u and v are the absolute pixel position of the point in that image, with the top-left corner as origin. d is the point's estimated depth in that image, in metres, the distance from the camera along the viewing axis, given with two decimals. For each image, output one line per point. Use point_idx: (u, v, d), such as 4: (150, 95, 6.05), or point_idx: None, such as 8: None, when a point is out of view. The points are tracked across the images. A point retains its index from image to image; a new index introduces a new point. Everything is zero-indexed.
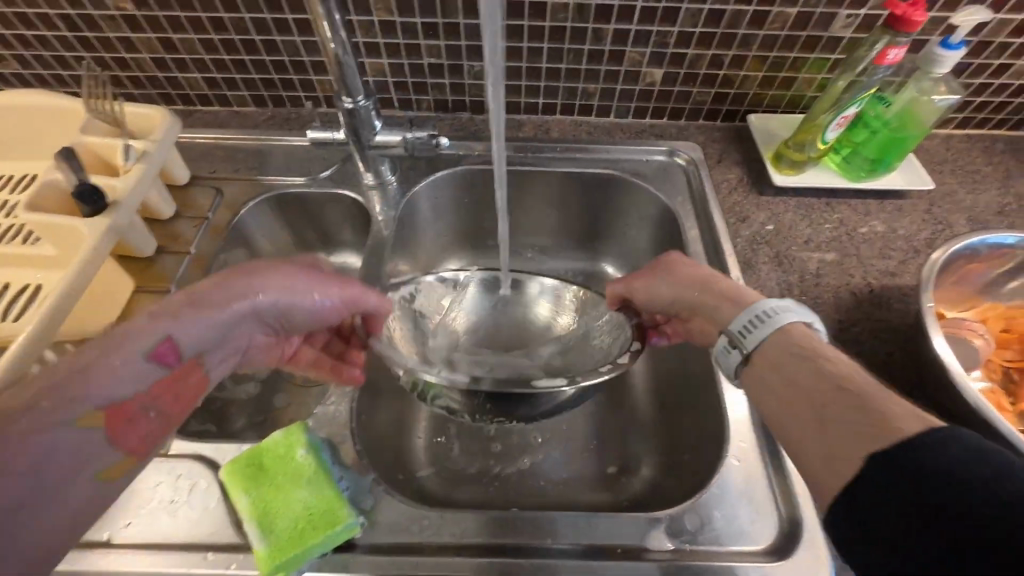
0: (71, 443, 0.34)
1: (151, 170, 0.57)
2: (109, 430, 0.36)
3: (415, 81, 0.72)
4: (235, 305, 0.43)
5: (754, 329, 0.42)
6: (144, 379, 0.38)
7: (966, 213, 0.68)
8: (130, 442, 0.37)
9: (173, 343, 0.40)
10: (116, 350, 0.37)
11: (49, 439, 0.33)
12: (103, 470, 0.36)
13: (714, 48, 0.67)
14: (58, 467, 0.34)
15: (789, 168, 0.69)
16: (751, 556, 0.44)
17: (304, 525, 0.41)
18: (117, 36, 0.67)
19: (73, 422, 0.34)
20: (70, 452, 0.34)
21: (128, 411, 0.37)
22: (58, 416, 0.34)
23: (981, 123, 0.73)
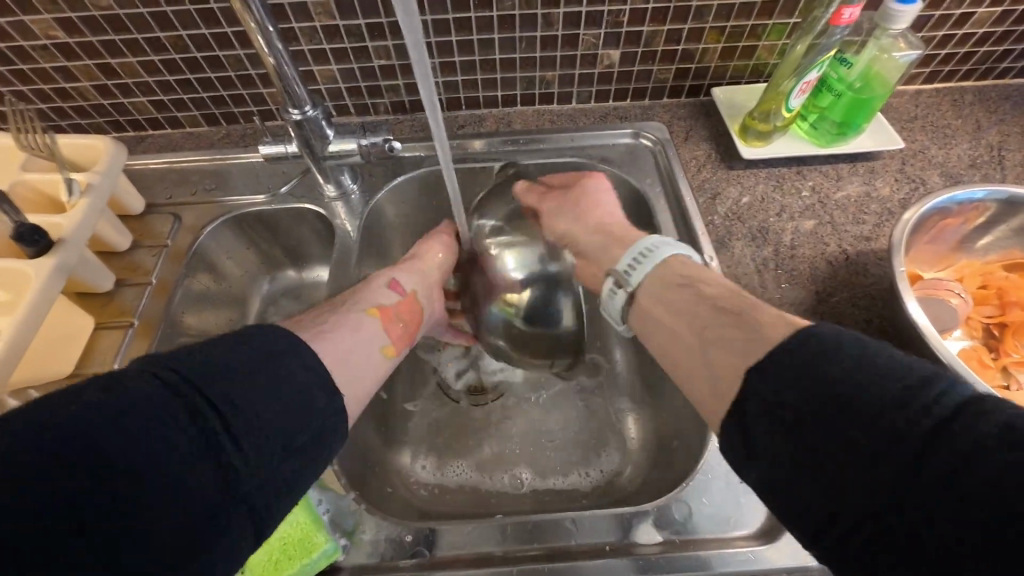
0: (366, 328, 0.47)
1: (99, 203, 0.55)
2: (382, 321, 0.49)
3: (368, 84, 0.70)
4: (412, 262, 0.58)
5: (638, 265, 0.48)
6: (376, 326, 0.48)
7: (938, 168, 0.67)
8: (391, 334, 0.50)
9: (395, 280, 0.54)
10: (344, 305, 0.49)
11: (354, 320, 0.47)
12: (386, 347, 0.48)
13: (669, 23, 0.65)
14: (360, 342, 0.46)
15: (756, 140, 0.68)
16: (742, 540, 0.43)
17: (282, 553, 0.39)
18: (53, 66, 0.64)
19: (363, 312, 0.48)
20: (369, 333, 0.47)
21: (389, 311, 0.51)
22: (354, 309, 0.48)
23: (947, 75, 0.72)
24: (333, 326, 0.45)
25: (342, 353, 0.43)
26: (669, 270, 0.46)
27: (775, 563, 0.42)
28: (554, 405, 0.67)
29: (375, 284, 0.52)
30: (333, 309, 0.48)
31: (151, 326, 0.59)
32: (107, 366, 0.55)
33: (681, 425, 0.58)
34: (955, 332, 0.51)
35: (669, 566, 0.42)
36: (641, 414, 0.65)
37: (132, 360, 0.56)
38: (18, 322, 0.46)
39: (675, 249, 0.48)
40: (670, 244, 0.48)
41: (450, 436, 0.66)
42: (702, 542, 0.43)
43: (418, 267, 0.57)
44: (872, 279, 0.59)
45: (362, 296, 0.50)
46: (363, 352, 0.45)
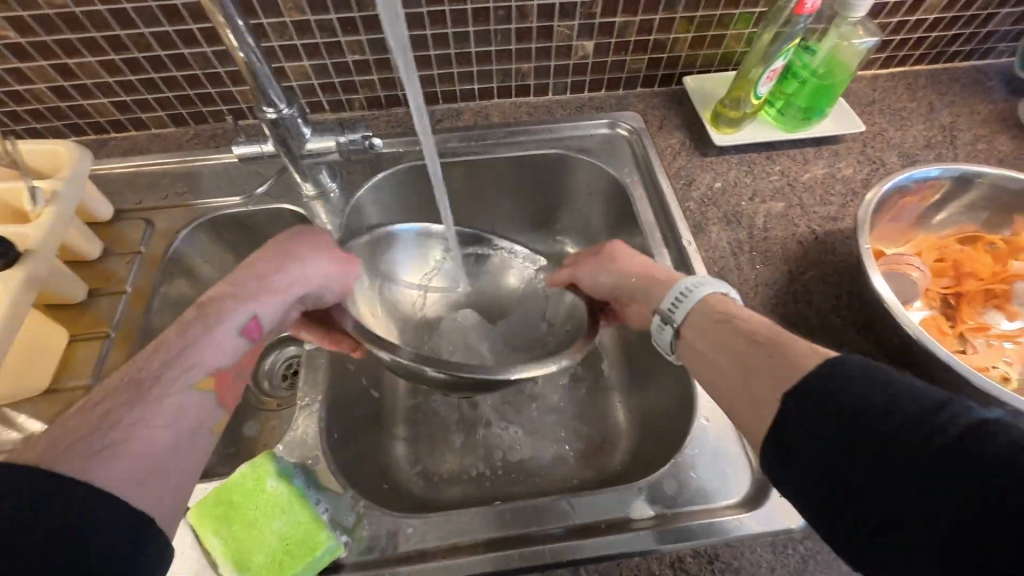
0: (195, 409, 0.37)
1: (66, 211, 0.53)
2: (217, 394, 0.39)
3: (342, 81, 0.69)
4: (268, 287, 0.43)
5: (679, 305, 0.45)
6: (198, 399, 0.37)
7: (897, 149, 0.71)
8: (228, 405, 0.40)
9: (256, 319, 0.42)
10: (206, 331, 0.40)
11: (175, 401, 0.36)
12: (201, 388, 0.38)
13: (640, 14, 0.66)
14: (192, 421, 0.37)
15: (727, 127, 0.70)
16: (730, 509, 0.46)
17: (284, 553, 0.39)
18: (4, 68, 0.61)
19: (189, 387, 0.37)
20: (194, 416, 0.37)
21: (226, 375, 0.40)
22: (176, 382, 0.37)
23: (901, 60, 0.76)
24: (150, 400, 0.35)
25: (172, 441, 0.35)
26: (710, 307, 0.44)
27: (762, 528, 0.44)
28: (544, 393, 0.69)
29: (204, 335, 0.39)
30: (153, 377, 0.36)
31: (129, 335, 0.57)
32: (85, 379, 0.54)
33: (665, 406, 0.60)
34: (915, 303, 0.54)
35: (664, 538, 0.44)
36: (628, 396, 0.67)
37: (111, 372, 0.54)
38: None
39: (714, 288, 0.45)
40: (710, 283, 0.46)
41: (443, 429, 0.66)
42: (695, 514, 0.45)
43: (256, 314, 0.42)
44: (839, 257, 0.62)
45: (199, 344, 0.39)
46: (185, 440, 0.36)
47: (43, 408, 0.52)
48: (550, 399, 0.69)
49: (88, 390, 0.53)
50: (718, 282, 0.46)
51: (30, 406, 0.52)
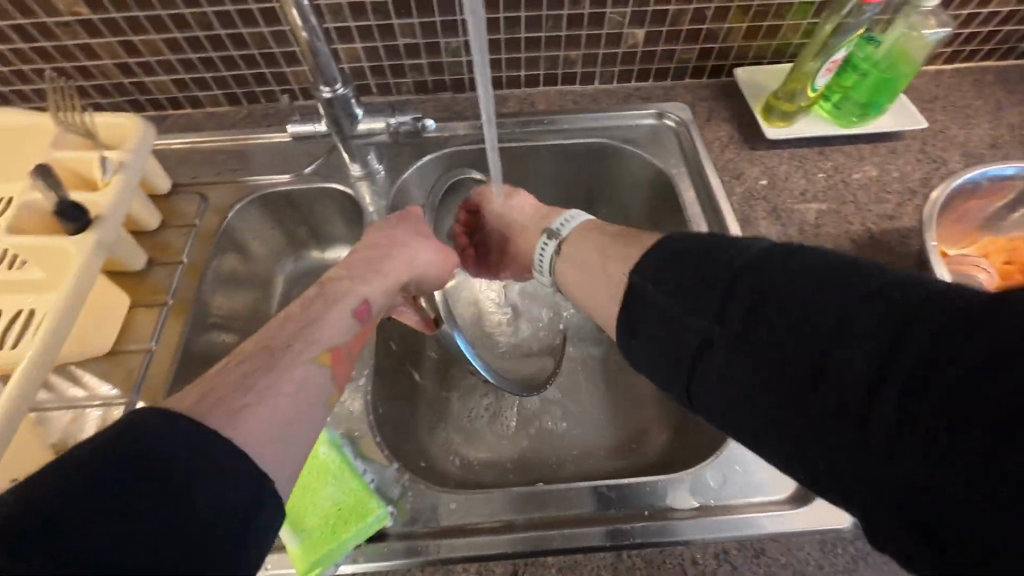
0: (316, 380, 0.38)
1: (132, 180, 0.55)
2: (334, 369, 0.41)
3: (392, 64, 0.70)
4: (374, 268, 0.49)
5: (548, 244, 0.56)
6: (351, 325, 0.44)
7: (960, 148, 0.68)
8: (340, 382, 0.41)
9: (365, 303, 0.46)
10: (328, 303, 0.44)
11: (299, 373, 0.38)
12: (331, 398, 0.39)
13: (695, 2, 0.65)
14: (310, 392, 0.38)
15: (779, 120, 0.68)
16: (777, 505, 0.45)
17: (334, 519, 0.40)
18: (76, 44, 0.64)
19: (311, 360, 0.39)
20: (318, 387, 0.38)
21: (341, 352, 0.42)
22: (301, 356, 0.39)
23: (968, 55, 0.72)
24: (246, 424, 0.32)
25: (289, 389, 0.36)
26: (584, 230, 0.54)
27: (810, 525, 0.43)
28: (579, 382, 0.69)
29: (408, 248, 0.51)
30: (282, 346, 0.39)
31: (186, 304, 0.59)
32: (145, 343, 0.56)
33: None
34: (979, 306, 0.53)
35: (707, 529, 0.44)
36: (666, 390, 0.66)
37: (169, 338, 0.57)
38: (65, 297, 0.47)
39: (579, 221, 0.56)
40: (579, 215, 0.57)
41: (478, 412, 0.67)
42: (740, 508, 0.45)
43: (409, 257, 0.51)
44: (896, 257, 0.60)
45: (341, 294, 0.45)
46: (307, 413, 0.36)
47: (107, 368, 0.54)
48: (586, 388, 0.69)
49: (147, 354, 0.55)
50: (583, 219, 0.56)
51: (95, 366, 0.54)
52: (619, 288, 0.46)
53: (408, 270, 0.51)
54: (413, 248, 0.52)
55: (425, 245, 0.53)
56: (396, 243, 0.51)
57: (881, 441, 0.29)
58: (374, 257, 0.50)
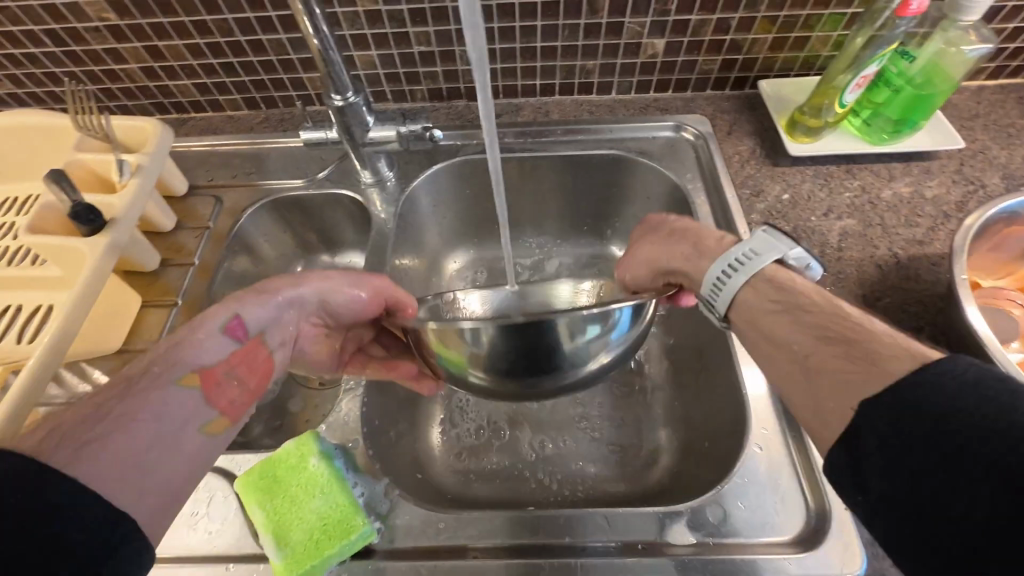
0: (184, 406, 0.37)
1: (148, 183, 0.57)
2: (204, 390, 0.39)
3: (406, 72, 0.69)
4: (264, 294, 0.45)
5: (720, 289, 0.42)
6: (227, 345, 0.41)
7: (1001, 170, 0.64)
8: (220, 405, 0.40)
9: (240, 319, 0.43)
10: (196, 324, 0.41)
11: (159, 398, 0.37)
12: (208, 425, 0.38)
13: (718, 12, 0.62)
14: (173, 418, 0.37)
15: (803, 136, 0.65)
16: (779, 547, 0.42)
17: (319, 533, 0.39)
18: (104, 49, 0.66)
19: (175, 381, 0.38)
20: (184, 409, 0.37)
21: (215, 374, 0.40)
22: (164, 379, 0.38)
23: (1015, 71, 0.68)
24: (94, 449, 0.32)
25: (142, 426, 0.35)
26: (774, 277, 0.41)
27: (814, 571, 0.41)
28: (583, 400, 0.67)
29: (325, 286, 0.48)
30: (137, 374, 0.37)
31: (195, 305, 0.60)
32: (153, 342, 0.57)
33: (714, 426, 0.57)
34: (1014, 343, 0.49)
35: (703, 567, 0.42)
36: (672, 412, 0.64)
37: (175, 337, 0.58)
38: (76, 297, 0.48)
39: (766, 257, 0.42)
40: (768, 248, 0.42)
41: (478, 425, 0.66)
42: (739, 547, 0.43)
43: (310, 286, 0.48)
44: (924, 286, 0.57)
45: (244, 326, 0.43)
46: (169, 435, 0.36)
47: (116, 366, 0.56)
48: (589, 405, 0.67)
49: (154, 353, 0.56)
50: (765, 248, 0.42)
51: (105, 363, 0.56)
52: (762, 321, 0.40)
53: (318, 293, 0.47)
54: (305, 277, 0.47)
55: (353, 287, 0.49)
56: (296, 279, 0.47)
57: (898, 491, 0.29)
58: (267, 289, 0.46)
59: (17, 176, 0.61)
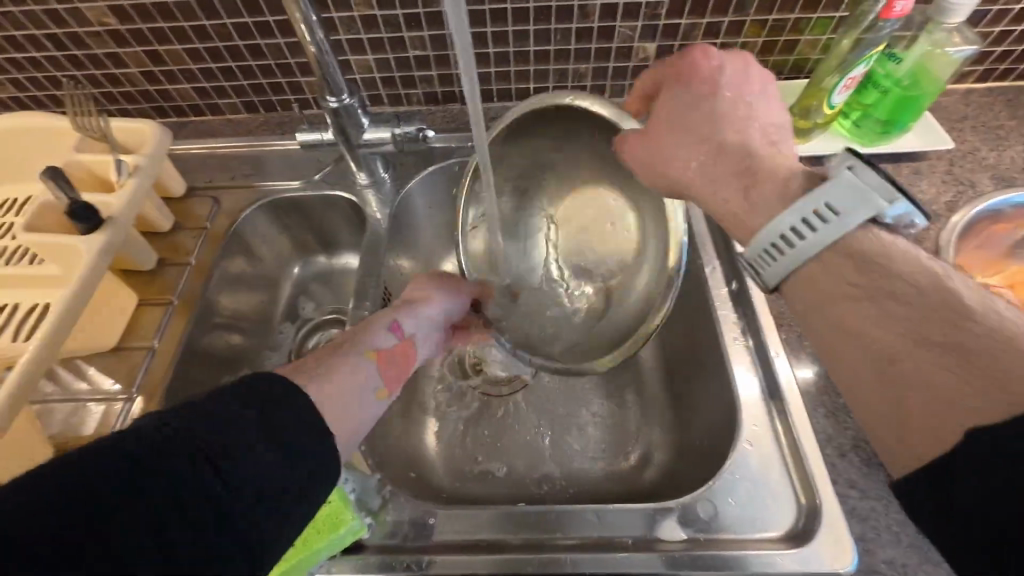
0: (361, 373, 0.47)
1: (146, 183, 0.58)
2: (379, 366, 0.50)
3: (402, 76, 0.71)
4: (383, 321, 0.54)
5: (787, 246, 0.38)
6: (366, 365, 0.49)
7: (990, 170, 0.64)
8: (386, 377, 0.50)
9: (396, 326, 0.54)
10: (329, 366, 0.47)
11: (349, 366, 0.48)
12: (379, 391, 0.48)
13: (708, 16, 0.64)
14: (353, 385, 0.46)
15: (794, 137, 0.66)
16: (769, 543, 0.42)
17: (310, 527, 0.40)
18: (105, 53, 0.67)
19: (359, 356, 0.50)
20: (360, 385, 0.47)
21: (385, 356, 0.52)
22: (351, 356, 0.49)
23: (1002, 74, 0.69)
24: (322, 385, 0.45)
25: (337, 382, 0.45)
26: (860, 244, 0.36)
27: (806, 567, 0.41)
28: (577, 400, 0.67)
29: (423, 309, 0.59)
30: (325, 355, 0.48)
31: (190, 304, 0.61)
32: (147, 341, 0.58)
33: (708, 425, 0.57)
34: None
35: (693, 564, 0.41)
36: (667, 411, 0.64)
37: (170, 336, 0.58)
38: (72, 294, 0.49)
39: (861, 213, 0.35)
40: (862, 204, 0.35)
41: (474, 424, 0.66)
42: (729, 543, 0.43)
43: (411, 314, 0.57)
44: None
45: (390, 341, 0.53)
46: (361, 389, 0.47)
47: (111, 364, 0.56)
48: (584, 405, 0.67)
49: (149, 352, 0.57)
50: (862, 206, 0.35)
51: (100, 361, 0.56)
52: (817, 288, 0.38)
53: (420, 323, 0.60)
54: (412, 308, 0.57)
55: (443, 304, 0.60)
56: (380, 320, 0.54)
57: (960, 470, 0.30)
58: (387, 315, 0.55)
59: (18, 178, 0.62)
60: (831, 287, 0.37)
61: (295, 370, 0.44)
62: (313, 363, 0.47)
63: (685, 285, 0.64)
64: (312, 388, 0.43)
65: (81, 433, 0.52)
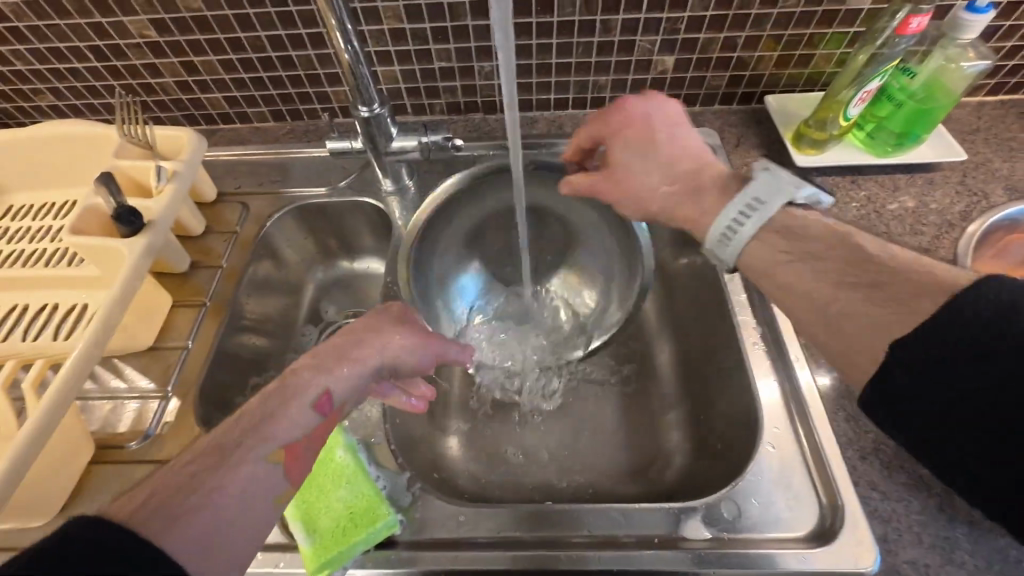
0: (261, 482, 0.35)
1: (183, 188, 0.60)
2: (287, 469, 0.37)
3: (427, 86, 0.73)
4: (341, 356, 0.42)
5: (745, 221, 0.44)
6: (314, 421, 0.39)
7: (1003, 181, 0.66)
8: (299, 481, 0.38)
9: (328, 393, 0.40)
10: (283, 399, 0.39)
11: (247, 474, 0.35)
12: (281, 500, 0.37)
13: (726, 31, 0.66)
14: (253, 500, 0.35)
15: (810, 148, 0.68)
16: (793, 543, 0.43)
17: (346, 521, 0.41)
18: (143, 64, 0.70)
19: (264, 458, 0.36)
20: (264, 490, 0.36)
21: (300, 449, 0.39)
22: (252, 454, 0.36)
23: (1014, 87, 0.70)
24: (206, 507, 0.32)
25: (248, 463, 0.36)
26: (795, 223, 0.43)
27: (830, 567, 0.41)
28: (595, 403, 0.69)
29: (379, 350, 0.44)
30: (235, 442, 0.36)
31: (222, 306, 0.63)
32: (182, 341, 0.59)
33: (727, 429, 0.58)
34: None
35: (718, 562, 0.42)
36: (685, 415, 0.65)
37: (203, 336, 0.60)
38: (115, 294, 0.51)
39: (777, 201, 0.44)
40: (778, 194, 0.44)
41: (495, 426, 0.67)
42: (753, 543, 0.43)
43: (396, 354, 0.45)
44: None
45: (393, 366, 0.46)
46: (247, 506, 0.35)
47: (146, 363, 0.58)
48: (602, 408, 0.68)
49: (183, 351, 0.59)
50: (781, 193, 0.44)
51: (136, 360, 0.58)
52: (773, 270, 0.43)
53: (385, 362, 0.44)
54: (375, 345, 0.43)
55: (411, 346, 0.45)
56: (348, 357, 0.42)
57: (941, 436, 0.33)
58: (338, 344, 0.43)
59: (77, 180, 0.66)
60: (766, 257, 0.43)
61: (176, 487, 0.33)
62: (222, 439, 0.36)
63: (703, 291, 0.66)
64: (200, 510, 0.32)
65: (119, 429, 0.54)
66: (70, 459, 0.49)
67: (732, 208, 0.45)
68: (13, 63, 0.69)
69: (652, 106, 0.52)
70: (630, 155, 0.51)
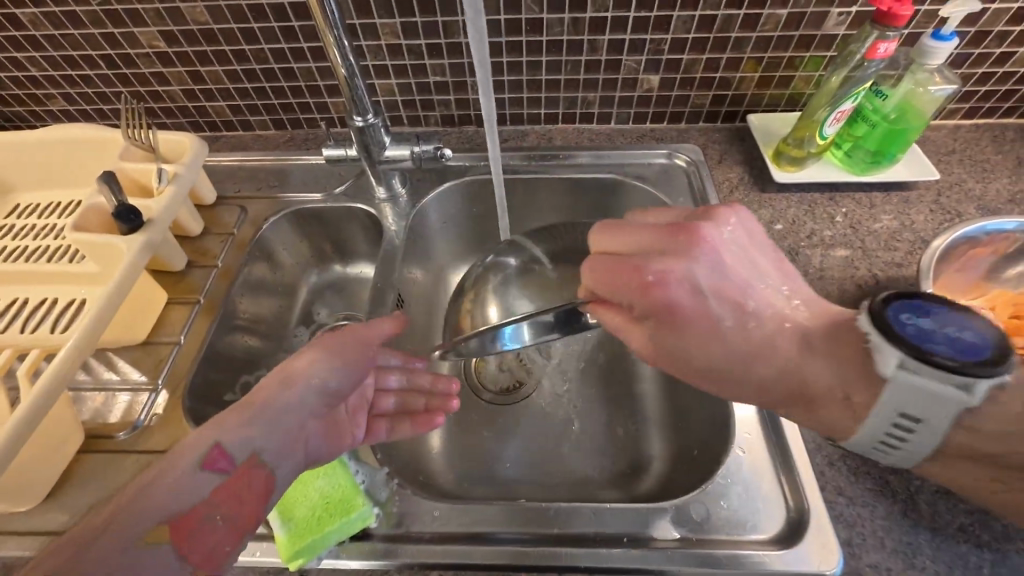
0: (146, 563, 0.34)
1: (183, 190, 0.62)
2: (177, 543, 0.36)
3: (422, 99, 0.76)
4: (242, 410, 0.43)
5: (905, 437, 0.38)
6: (206, 482, 0.39)
7: (976, 201, 0.68)
8: (194, 554, 0.37)
9: (221, 449, 0.40)
10: (169, 467, 0.39)
11: (121, 561, 0.33)
12: None
13: (708, 52, 0.69)
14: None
15: (789, 165, 0.70)
16: (759, 545, 0.44)
17: (321, 510, 0.43)
18: (152, 72, 0.73)
19: (143, 538, 0.35)
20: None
21: (191, 521, 0.37)
22: (127, 536, 0.35)
23: (988, 111, 0.73)
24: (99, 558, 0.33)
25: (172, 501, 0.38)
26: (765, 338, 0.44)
27: (794, 568, 0.42)
28: (576, 409, 0.70)
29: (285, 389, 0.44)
30: (102, 527, 0.35)
31: (214, 305, 0.64)
32: (175, 337, 0.61)
33: (704, 435, 0.59)
34: None
35: (685, 561, 0.43)
36: (665, 422, 0.67)
37: (196, 332, 0.62)
38: (111, 288, 0.53)
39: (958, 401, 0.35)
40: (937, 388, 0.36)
41: (478, 429, 0.69)
42: (720, 543, 0.44)
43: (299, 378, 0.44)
44: None
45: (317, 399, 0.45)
46: None
47: (139, 357, 0.60)
48: (583, 414, 0.70)
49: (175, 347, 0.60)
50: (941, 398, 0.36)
51: (129, 354, 0.60)
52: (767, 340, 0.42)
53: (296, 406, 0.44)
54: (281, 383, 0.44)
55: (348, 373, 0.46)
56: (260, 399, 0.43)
57: None
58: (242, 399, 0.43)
59: (81, 180, 0.69)
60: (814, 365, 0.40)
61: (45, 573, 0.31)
62: (101, 519, 0.35)
63: None
64: None
65: (109, 420, 0.56)
66: (61, 446, 0.51)
67: (879, 419, 0.38)
68: (28, 68, 0.73)
69: (727, 238, 0.41)
70: (678, 289, 0.40)
